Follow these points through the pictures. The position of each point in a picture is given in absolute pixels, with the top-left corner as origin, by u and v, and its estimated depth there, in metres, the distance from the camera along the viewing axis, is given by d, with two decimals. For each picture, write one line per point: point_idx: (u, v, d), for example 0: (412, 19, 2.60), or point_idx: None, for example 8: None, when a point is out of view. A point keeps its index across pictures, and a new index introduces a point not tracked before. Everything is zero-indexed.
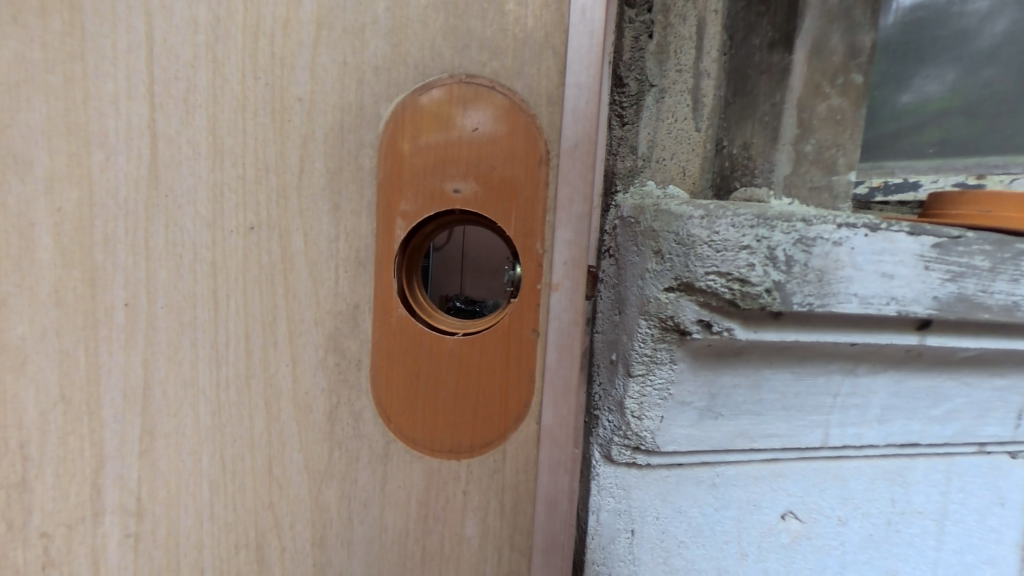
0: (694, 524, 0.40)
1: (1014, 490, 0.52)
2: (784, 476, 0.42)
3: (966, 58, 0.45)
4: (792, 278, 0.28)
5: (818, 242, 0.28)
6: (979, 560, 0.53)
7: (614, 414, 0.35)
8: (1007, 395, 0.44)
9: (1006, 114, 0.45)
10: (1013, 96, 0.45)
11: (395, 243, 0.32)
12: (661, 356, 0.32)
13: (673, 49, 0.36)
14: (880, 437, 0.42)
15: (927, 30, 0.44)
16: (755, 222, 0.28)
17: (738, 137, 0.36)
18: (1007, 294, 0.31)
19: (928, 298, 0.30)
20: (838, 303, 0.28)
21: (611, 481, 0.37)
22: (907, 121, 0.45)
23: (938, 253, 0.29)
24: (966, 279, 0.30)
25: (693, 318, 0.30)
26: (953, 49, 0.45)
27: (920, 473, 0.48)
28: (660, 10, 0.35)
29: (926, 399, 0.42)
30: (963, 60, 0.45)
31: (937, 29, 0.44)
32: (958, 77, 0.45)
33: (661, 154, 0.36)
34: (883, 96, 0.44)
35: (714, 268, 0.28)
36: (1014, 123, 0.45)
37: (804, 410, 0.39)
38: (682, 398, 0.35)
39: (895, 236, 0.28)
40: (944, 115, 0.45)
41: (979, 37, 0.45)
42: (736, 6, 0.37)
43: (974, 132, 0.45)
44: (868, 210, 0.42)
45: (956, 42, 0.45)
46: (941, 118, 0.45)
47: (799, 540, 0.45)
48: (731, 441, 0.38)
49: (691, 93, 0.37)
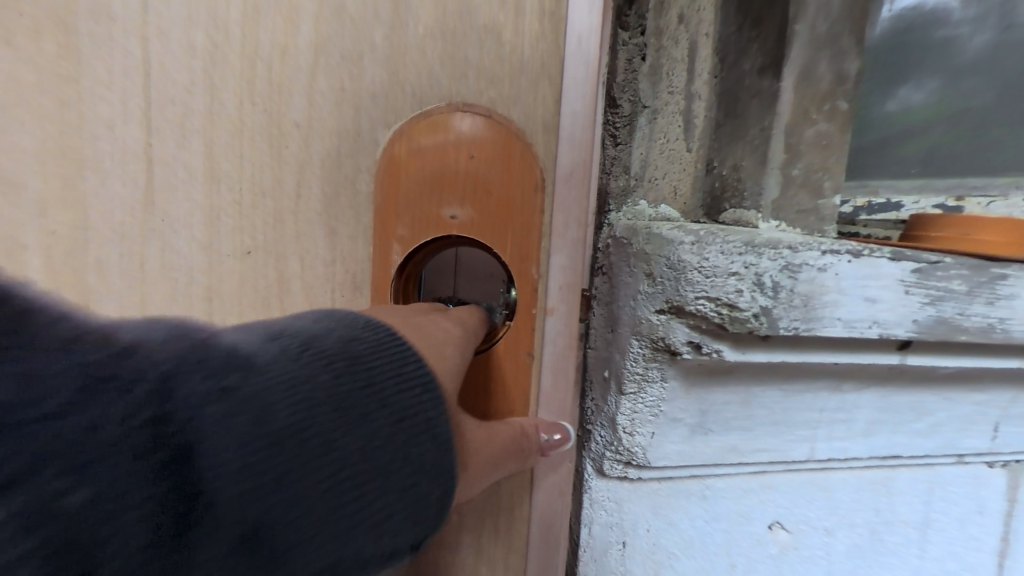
0: (685, 535, 0.43)
1: (992, 498, 0.55)
2: (772, 488, 0.45)
3: (949, 71, 0.47)
4: (779, 302, 0.28)
5: (804, 268, 0.28)
6: (960, 566, 0.55)
7: (606, 429, 0.37)
8: (986, 409, 0.45)
9: (988, 127, 0.47)
10: (995, 109, 0.47)
11: (390, 264, 0.32)
12: (652, 374, 0.33)
13: (666, 71, 0.40)
14: (866, 450, 0.43)
15: (912, 41, 0.46)
16: (743, 248, 0.28)
17: (728, 159, 0.39)
18: (983, 316, 0.32)
19: (910, 321, 0.30)
20: (823, 326, 0.28)
21: (604, 494, 0.40)
22: (885, 136, 0.47)
23: (917, 277, 0.30)
24: (945, 302, 0.31)
25: (683, 339, 0.30)
26: (938, 61, 0.46)
27: (902, 483, 0.50)
28: (653, 34, 0.40)
29: (910, 413, 0.43)
30: (947, 72, 0.47)
31: (917, 47, 0.46)
32: (941, 89, 0.47)
33: (654, 173, 0.41)
34: (865, 109, 0.46)
35: (704, 293, 0.28)
36: (994, 138, 0.47)
37: (792, 426, 0.40)
38: (673, 415, 0.36)
39: (878, 262, 0.29)
40: (929, 127, 0.47)
41: (957, 55, 0.46)
42: (728, 30, 0.40)
43: (957, 145, 0.47)
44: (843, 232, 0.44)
45: (941, 54, 0.46)
46: (926, 130, 0.47)
47: (787, 550, 0.48)
48: (722, 456, 0.39)
49: (683, 114, 0.41)
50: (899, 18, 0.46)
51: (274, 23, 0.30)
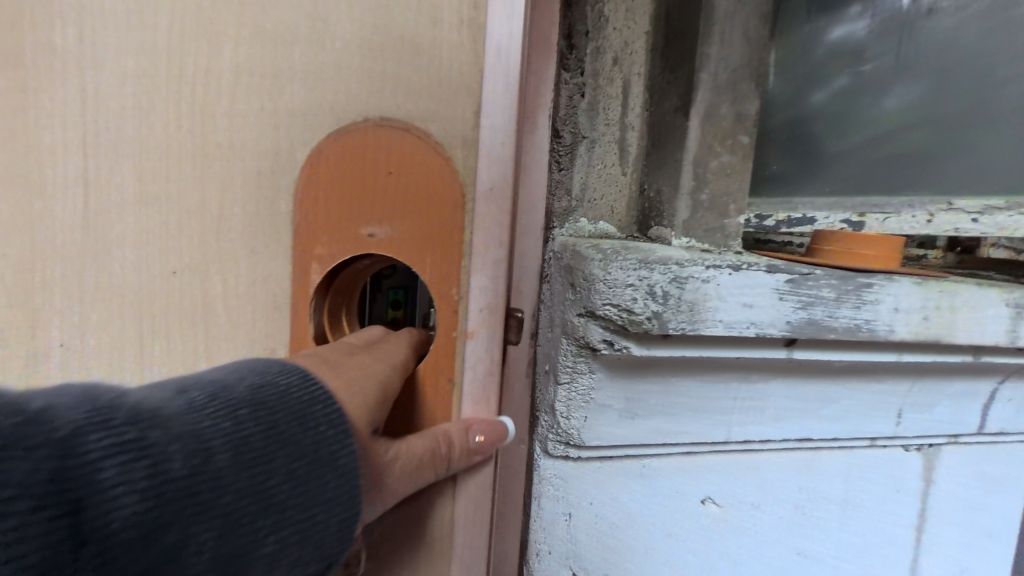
0: (624, 507, 0.50)
1: (909, 478, 0.62)
2: (701, 467, 0.52)
3: (965, 64, 0.49)
4: (668, 308, 0.34)
5: (689, 280, 0.34)
6: (881, 539, 0.62)
7: (548, 414, 0.44)
8: (887, 398, 0.52)
9: (995, 126, 0.49)
10: (1015, 109, 0.48)
11: (310, 282, 0.37)
12: (581, 366, 0.40)
13: (602, 107, 0.47)
14: (779, 433, 0.50)
15: (922, 36, 0.50)
16: (639, 264, 0.34)
17: (654, 184, 0.45)
18: (850, 318, 0.38)
19: (783, 322, 0.37)
20: (707, 327, 0.35)
21: (551, 471, 0.47)
22: (791, 158, 0.55)
23: (790, 286, 0.36)
24: (815, 306, 0.37)
25: (598, 337, 0.37)
26: (950, 55, 0.50)
27: (823, 464, 0.57)
28: (590, 75, 0.46)
29: (816, 401, 0.50)
30: (962, 65, 0.49)
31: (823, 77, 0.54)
32: (951, 83, 0.50)
33: (593, 195, 0.48)
34: (860, 102, 0.53)
35: (609, 300, 0.35)
36: (1003, 138, 0.49)
37: (710, 411, 0.46)
38: (602, 402, 0.42)
39: (755, 274, 0.36)
40: (929, 123, 0.51)
41: (863, 82, 0.53)
42: (655, 71, 0.47)
43: (955, 143, 0.50)
44: (744, 236, 0.55)
45: (955, 48, 0.49)
46: (927, 125, 0.51)
47: (718, 522, 0.55)
48: (649, 436, 0.46)
49: (618, 143, 0.48)
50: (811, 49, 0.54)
51: (228, 67, 0.34)
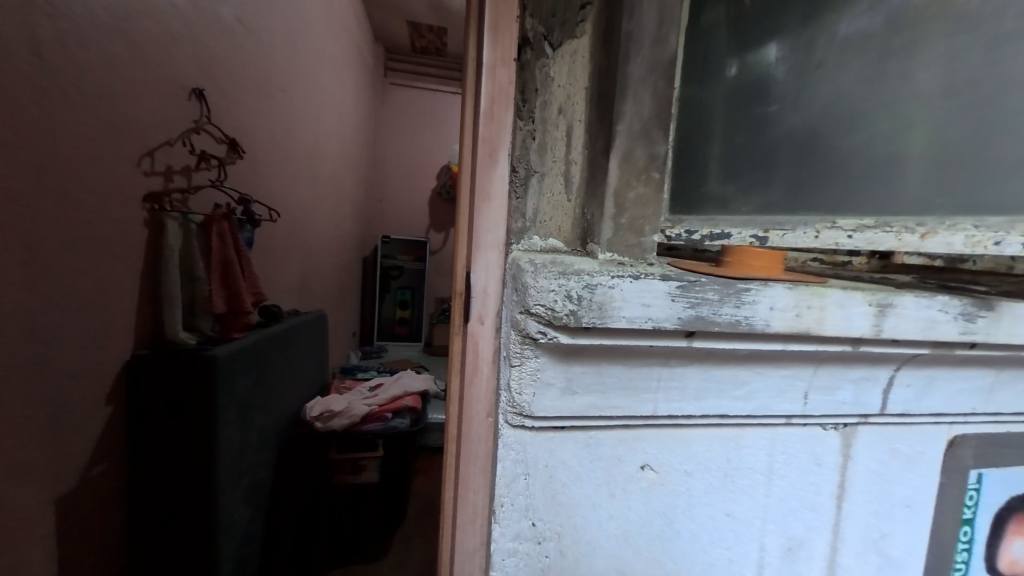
0: (573, 469, 0.61)
1: (828, 454, 0.71)
2: (638, 437, 0.63)
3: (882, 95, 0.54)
4: (581, 307, 0.46)
5: (597, 286, 0.46)
6: (803, 505, 0.72)
7: (507, 390, 0.56)
8: (793, 381, 0.63)
9: (899, 158, 0.53)
10: (931, 142, 0.51)
11: None
12: (527, 352, 0.52)
13: (550, 147, 0.60)
14: (698, 409, 0.61)
15: (857, 62, 0.57)
16: (560, 275, 0.46)
17: (589, 209, 0.58)
18: (733, 314, 0.50)
19: (676, 317, 0.48)
20: (612, 321, 0.47)
21: (511, 439, 0.59)
22: (719, 181, 0.69)
23: (680, 290, 0.48)
24: (703, 306, 0.49)
25: (534, 329, 0.49)
26: (871, 84, 0.55)
27: (747, 438, 0.68)
28: (539, 122, 0.59)
29: (730, 383, 0.61)
30: (881, 95, 0.55)
31: (735, 116, 0.68)
32: (871, 112, 0.55)
33: (543, 217, 0.60)
34: (789, 116, 0.63)
35: (539, 302, 0.47)
36: (907, 167, 0.53)
37: (638, 390, 0.58)
38: (546, 380, 0.54)
39: (651, 282, 0.47)
40: (843, 143, 0.58)
41: (771, 120, 0.65)
42: (592, 117, 0.59)
43: (860, 166, 0.56)
44: (682, 248, 0.72)
45: (877, 78, 0.55)
46: (841, 145, 0.58)
47: (655, 485, 0.65)
48: (588, 410, 0.57)
49: (564, 175, 0.60)
50: (723, 94, 0.69)
51: None
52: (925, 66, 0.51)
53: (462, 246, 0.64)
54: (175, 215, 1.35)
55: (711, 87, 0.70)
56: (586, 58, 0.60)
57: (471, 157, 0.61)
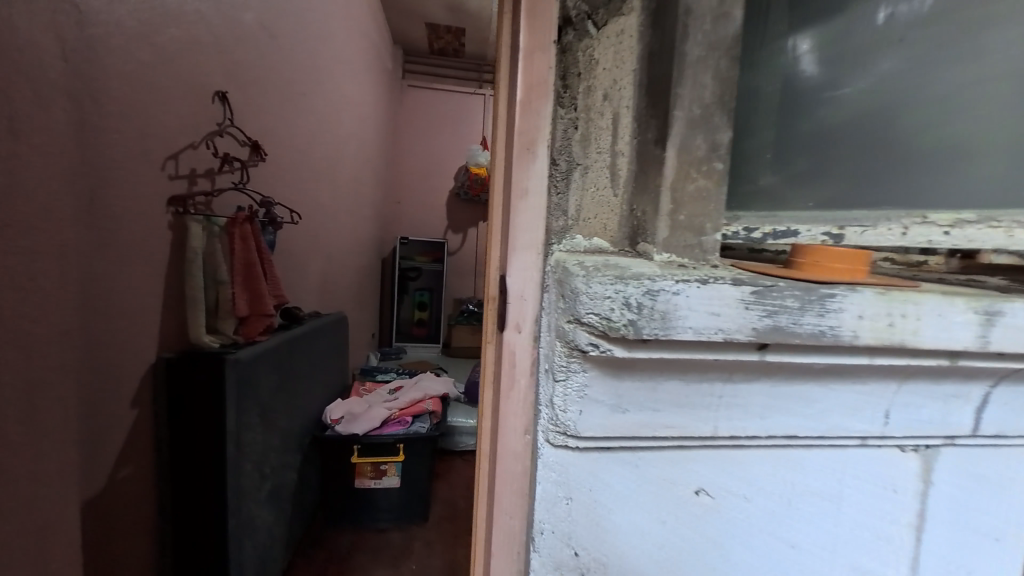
0: (619, 493, 0.55)
1: (905, 479, 0.63)
2: (692, 459, 0.56)
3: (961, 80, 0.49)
4: (642, 316, 0.40)
5: (660, 292, 0.40)
6: (875, 536, 0.64)
7: (548, 407, 0.51)
8: (872, 399, 0.55)
9: (963, 156, 0.50)
10: (999, 139, 0.48)
11: None
12: (574, 365, 0.47)
13: (594, 137, 0.54)
14: (764, 430, 0.54)
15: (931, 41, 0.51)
16: (616, 280, 0.40)
17: (639, 205, 0.52)
18: (815, 324, 0.43)
19: (750, 328, 0.42)
20: (677, 333, 0.41)
21: (552, 459, 0.53)
22: (771, 173, 0.61)
23: (755, 297, 0.41)
24: (780, 314, 0.42)
25: (585, 341, 0.43)
26: (946, 69, 0.50)
27: (813, 461, 0.60)
28: (583, 109, 0.53)
29: (800, 401, 0.54)
30: (957, 82, 0.49)
31: (792, 99, 0.61)
32: (942, 101, 0.50)
33: (587, 215, 0.54)
34: (849, 100, 0.56)
35: (592, 309, 0.41)
36: (967, 168, 0.50)
37: (695, 408, 0.51)
38: (593, 396, 0.49)
39: (720, 287, 0.41)
40: (903, 135, 0.53)
41: (834, 103, 0.58)
42: (641, 103, 0.53)
43: (921, 161, 0.52)
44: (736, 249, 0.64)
45: (955, 61, 0.50)
46: (901, 137, 0.53)
47: (709, 512, 0.59)
48: (638, 430, 0.51)
49: (609, 168, 0.54)
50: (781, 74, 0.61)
51: None
52: (1009, 45, 0.47)
53: (494, 248, 0.59)
54: (198, 217, 1.33)
55: (763, 70, 0.62)
56: (633, 39, 0.53)
57: (506, 150, 0.56)
